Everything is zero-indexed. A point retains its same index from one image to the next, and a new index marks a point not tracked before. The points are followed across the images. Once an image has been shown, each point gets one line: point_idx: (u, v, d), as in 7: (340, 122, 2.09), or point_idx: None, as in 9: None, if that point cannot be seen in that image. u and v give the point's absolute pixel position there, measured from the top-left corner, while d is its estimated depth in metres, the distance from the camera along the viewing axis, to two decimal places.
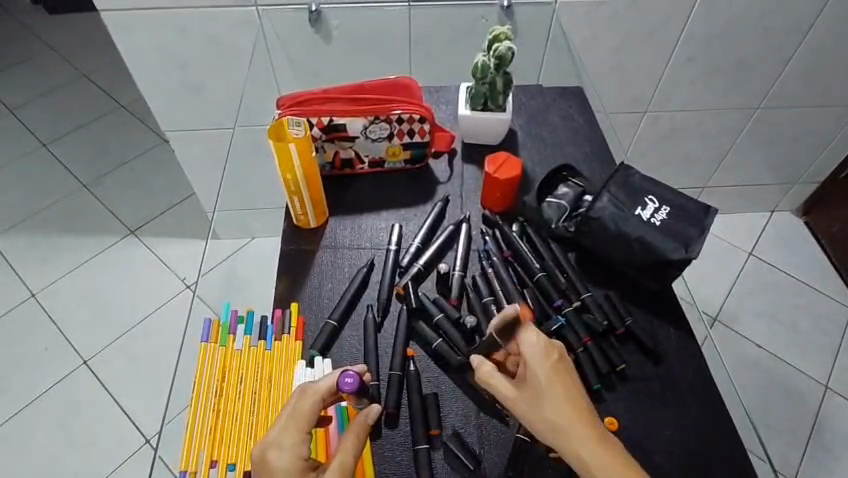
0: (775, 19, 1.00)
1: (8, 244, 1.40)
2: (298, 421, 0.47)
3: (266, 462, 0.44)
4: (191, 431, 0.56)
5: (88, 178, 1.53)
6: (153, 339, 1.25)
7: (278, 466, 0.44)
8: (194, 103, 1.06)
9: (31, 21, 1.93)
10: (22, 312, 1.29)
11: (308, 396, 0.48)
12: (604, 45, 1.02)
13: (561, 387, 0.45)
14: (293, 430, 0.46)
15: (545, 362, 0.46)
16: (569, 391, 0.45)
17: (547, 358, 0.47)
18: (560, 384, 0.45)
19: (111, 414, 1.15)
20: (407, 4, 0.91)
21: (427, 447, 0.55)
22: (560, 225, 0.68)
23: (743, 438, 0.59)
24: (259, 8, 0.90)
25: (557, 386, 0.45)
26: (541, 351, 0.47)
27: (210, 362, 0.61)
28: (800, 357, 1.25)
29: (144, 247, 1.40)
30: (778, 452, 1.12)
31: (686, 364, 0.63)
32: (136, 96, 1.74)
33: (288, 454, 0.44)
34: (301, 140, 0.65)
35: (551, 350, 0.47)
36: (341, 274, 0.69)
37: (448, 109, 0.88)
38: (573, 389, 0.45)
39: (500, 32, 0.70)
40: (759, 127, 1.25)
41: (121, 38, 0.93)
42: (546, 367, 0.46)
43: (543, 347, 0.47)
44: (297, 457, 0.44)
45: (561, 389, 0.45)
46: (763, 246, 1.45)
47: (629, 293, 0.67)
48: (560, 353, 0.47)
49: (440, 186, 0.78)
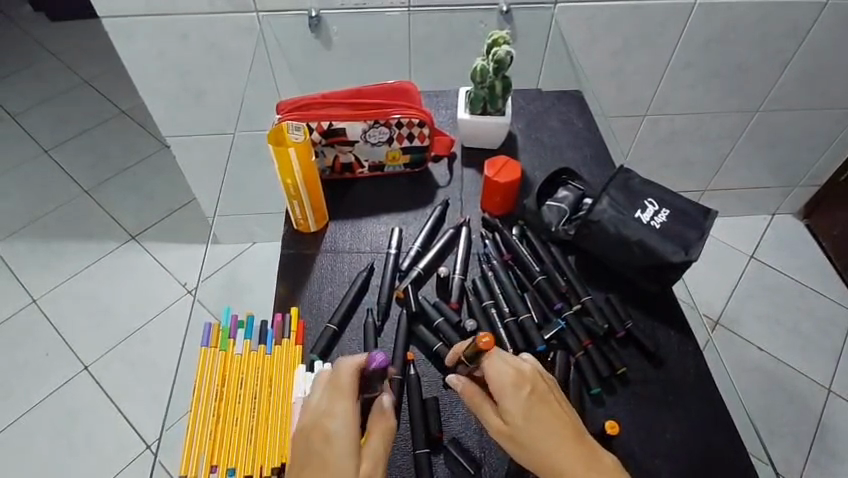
0: (774, 23, 1.00)
1: (8, 251, 1.40)
2: (344, 392, 0.48)
3: (324, 429, 0.46)
4: (191, 436, 0.56)
5: (89, 183, 1.53)
6: (153, 344, 1.25)
7: (337, 430, 0.45)
8: (194, 108, 1.06)
9: (32, 29, 1.94)
10: (23, 317, 1.29)
11: (348, 371, 0.50)
12: (604, 49, 1.02)
13: (541, 422, 0.45)
14: (340, 399, 0.47)
15: (517, 398, 0.46)
16: (549, 422, 0.45)
17: (519, 394, 0.46)
18: (538, 417, 0.45)
19: (111, 419, 1.14)
20: (406, 9, 0.91)
21: (427, 452, 0.55)
22: (560, 228, 0.69)
23: (745, 441, 0.59)
24: (259, 14, 0.91)
25: (536, 422, 0.45)
26: (511, 387, 0.47)
27: (210, 367, 0.61)
28: (801, 360, 1.24)
29: (144, 252, 1.41)
30: (781, 456, 1.11)
31: (687, 367, 0.62)
32: (137, 102, 1.74)
33: (342, 423, 0.46)
34: (300, 145, 0.65)
35: (520, 381, 0.47)
36: (341, 277, 0.69)
37: (447, 114, 0.89)
38: (552, 419, 0.45)
39: (498, 36, 0.70)
40: (759, 130, 1.25)
41: (121, 44, 0.94)
42: (521, 404, 0.46)
43: (513, 381, 0.47)
44: (351, 426, 0.46)
45: (542, 423, 0.45)
46: (764, 248, 1.44)
47: (630, 296, 0.67)
48: (532, 383, 0.47)
49: (439, 190, 0.78)
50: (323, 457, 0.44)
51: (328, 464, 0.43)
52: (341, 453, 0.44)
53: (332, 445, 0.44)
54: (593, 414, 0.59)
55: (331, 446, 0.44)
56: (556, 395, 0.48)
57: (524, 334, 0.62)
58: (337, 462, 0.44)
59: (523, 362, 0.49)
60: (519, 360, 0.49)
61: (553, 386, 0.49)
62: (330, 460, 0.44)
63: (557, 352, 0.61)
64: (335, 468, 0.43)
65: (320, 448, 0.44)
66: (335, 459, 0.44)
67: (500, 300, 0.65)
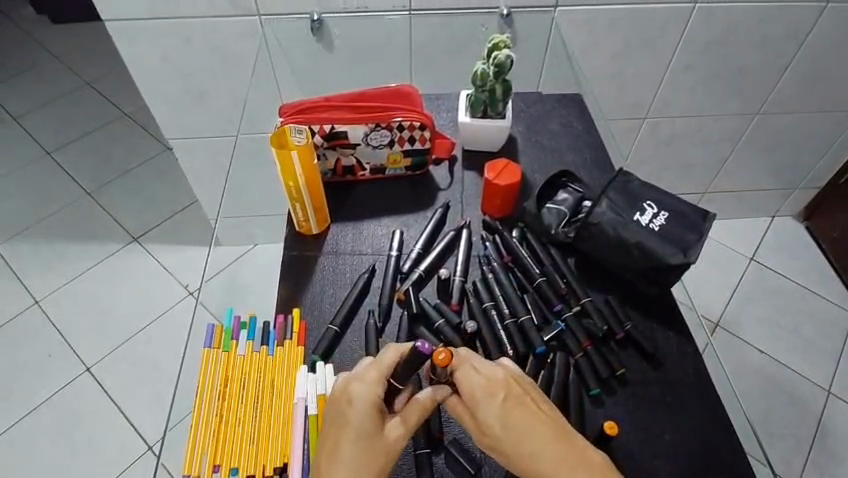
0: (773, 26, 1.01)
1: (11, 252, 1.41)
2: (382, 367, 0.49)
3: (348, 390, 0.48)
4: (194, 436, 0.56)
5: (92, 185, 1.54)
6: (156, 345, 1.26)
7: (359, 394, 0.47)
8: (197, 111, 1.07)
9: (35, 31, 1.95)
10: (26, 318, 1.30)
11: (392, 352, 0.51)
12: (604, 52, 1.03)
13: (519, 426, 0.45)
14: (375, 370, 0.49)
15: (491, 407, 0.46)
16: (527, 425, 0.45)
17: (493, 402, 0.46)
18: (515, 422, 0.45)
19: (114, 420, 1.15)
20: (406, 13, 0.92)
21: (428, 451, 0.55)
22: (560, 230, 0.70)
23: (744, 441, 0.59)
24: (261, 17, 0.92)
25: (513, 428, 0.45)
26: (483, 396, 0.47)
27: (213, 368, 0.61)
28: (801, 362, 1.25)
29: (147, 254, 1.41)
30: (781, 458, 1.12)
31: (686, 368, 0.63)
32: (140, 104, 1.75)
33: (367, 389, 0.48)
34: (303, 147, 0.66)
35: (492, 388, 0.47)
36: (342, 279, 0.70)
37: (448, 116, 0.89)
38: (530, 422, 0.45)
39: (499, 40, 0.71)
40: (759, 132, 1.25)
41: (124, 46, 0.94)
42: (497, 412, 0.46)
43: (484, 390, 0.47)
44: (375, 394, 0.48)
45: (521, 427, 0.45)
46: (764, 251, 1.45)
47: (629, 298, 0.68)
48: (505, 389, 0.47)
49: (440, 193, 0.79)
50: (344, 418, 0.47)
51: (347, 425, 0.46)
52: (360, 420, 0.46)
53: (353, 409, 0.47)
54: (593, 415, 0.59)
55: (351, 410, 0.47)
56: (532, 397, 0.47)
57: (525, 335, 0.62)
58: (354, 425, 0.46)
59: (494, 368, 0.49)
60: (490, 367, 0.49)
61: (530, 388, 0.49)
62: (348, 422, 0.46)
63: (557, 354, 0.61)
64: (351, 431, 0.46)
65: (342, 408, 0.47)
66: (352, 423, 0.46)
67: (500, 301, 0.65)
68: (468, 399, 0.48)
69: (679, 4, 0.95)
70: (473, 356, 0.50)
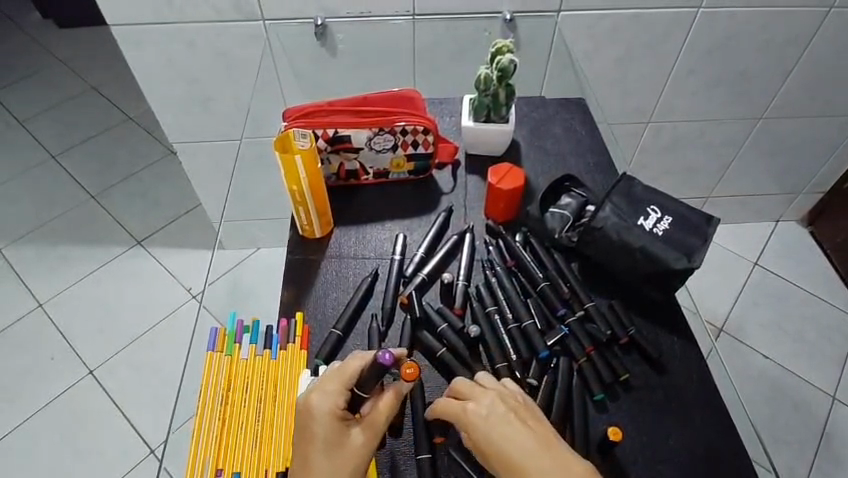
0: (775, 32, 1.01)
1: (16, 255, 1.41)
2: (343, 376, 0.49)
3: (308, 402, 0.48)
4: (197, 439, 0.57)
5: (96, 189, 1.55)
6: (159, 348, 1.26)
7: (317, 407, 0.47)
8: (201, 115, 1.07)
9: (40, 36, 1.97)
10: (29, 322, 1.30)
11: (355, 360, 0.49)
12: (607, 57, 1.03)
13: (510, 444, 0.46)
14: (337, 380, 0.49)
15: (483, 428, 0.47)
16: (518, 441, 0.46)
17: (484, 424, 0.47)
18: (505, 439, 0.46)
19: (117, 425, 1.15)
20: (411, 17, 0.93)
21: (430, 457, 0.55)
22: (563, 234, 0.69)
23: (748, 447, 0.59)
24: (266, 22, 0.92)
25: (505, 446, 0.46)
26: (475, 419, 0.48)
27: (216, 371, 0.61)
28: (806, 368, 1.24)
29: (151, 258, 1.41)
30: (785, 464, 1.11)
31: (690, 373, 0.63)
32: (144, 108, 1.76)
33: (329, 400, 0.48)
34: (306, 152, 0.66)
35: (483, 410, 0.48)
36: (346, 284, 0.70)
37: (451, 121, 0.90)
38: (520, 439, 0.46)
39: (503, 45, 0.71)
40: (762, 138, 1.25)
41: (128, 50, 0.95)
42: (489, 432, 0.47)
43: (477, 415, 0.48)
44: (336, 405, 0.48)
45: (511, 445, 0.45)
46: (768, 256, 1.44)
47: (633, 303, 0.68)
48: (493, 410, 0.48)
49: (444, 196, 0.79)
50: (308, 431, 0.47)
51: (312, 439, 0.46)
52: (325, 432, 0.47)
53: (315, 423, 0.47)
54: (596, 420, 0.59)
55: (314, 423, 0.47)
56: (525, 416, 0.48)
57: (528, 339, 0.62)
58: (319, 438, 0.46)
59: (486, 392, 0.50)
60: (481, 392, 0.50)
61: (524, 407, 0.49)
62: (312, 436, 0.46)
63: (560, 358, 0.61)
64: (316, 443, 0.46)
65: (304, 420, 0.48)
66: (317, 437, 0.46)
67: (503, 306, 0.65)
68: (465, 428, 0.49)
69: (682, 10, 0.96)
70: (469, 386, 0.52)
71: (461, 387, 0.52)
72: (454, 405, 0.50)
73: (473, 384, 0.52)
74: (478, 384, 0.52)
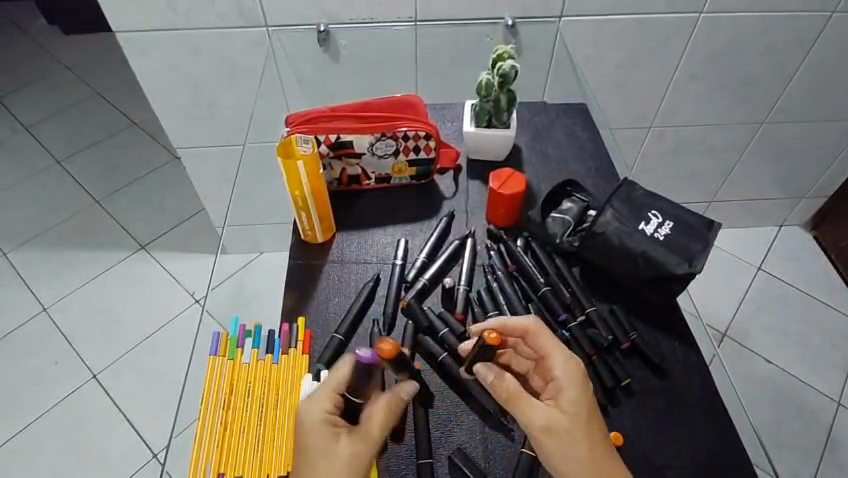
0: (777, 37, 1.01)
1: (21, 259, 1.42)
2: (331, 385, 0.50)
3: (301, 414, 0.49)
4: (199, 443, 0.57)
5: (100, 194, 1.56)
6: (163, 352, 1.26)
7: (307, 415, 0.48)
8: (206, 120, 1.08)
9: (47, 42, 1.99)
10: (33, 326, 1.31)
11: (344, 366, 0.51)
12: (608, 62, 1.03)
13: (595, 423, 0.47)
14: (326, 388, 0.50)
15: (580, 392, 0.48)
16: (600, 424, 0.47)
17: (583, 387, 0.48)
18: (593, 416, 0.47)
19: (118, 429, 1.15)
20: (413, 23, 0.94)
21: (430, 461, 0.55)
22: (564, 239, 0.70)
23: (750, 453, 0.59)
24: (269, 28, 0.93)
25: (593, 420, 0.47)
26: (579, 378, 0.48)
27: (219, 376, 0.62)
28: (810, 372, 1.24)
29: (154, 262, 1.42)
30: (790, 470, 1.10)
31: (692, 378, 0.63)
32: (148, 113, 1.77)
33: (317, 409, 0.49)
34: (309, 158, 0.66)
35: (585, 376, 0.49)
36: (348, 288, 0.70)
37: (452, 127, 0.90)
38: (599, 423, 0.47)
39: (504, 51, 0.71)
40: (765, 142, 1.25)
41: (133, 56, 0.96)
42: (584, 401, 0.47)
43: (580, 375, 0.49)
44: (324, 412, 0.48)
45: (595, 424, 0.47)
46: (772, 260, 1.44)
47: (635, 308, 0.68)
48: (561, 383, 0.48)
49: (445, 201, 0.80)
50: (301, 438, 0.48)
51: (304, 445, 0.47)
52: (314, 436, 0.47)
53: (306, 430, 0.48)
54: None
55: (304, 429, 0.48)
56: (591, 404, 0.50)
57: None
58: (310, 444, 0.47)
59: (561, 354, 0.50)
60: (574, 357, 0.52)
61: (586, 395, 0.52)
62: (303, 442, 0.47)
63: None
64: (308, 449, 0.47)
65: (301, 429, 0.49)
66: (307, 442, 0.47)
67: (505, 311, 0.65)
68: (556, 377, 0.49)
69: (684, 15, 0.96)
70: (545, 335, 0.52)
71: (537, 331, 0.52)
72: (556, 352, 0.50)
73: (549, 334, 0.52)
74: (553, 342, 0.51)
